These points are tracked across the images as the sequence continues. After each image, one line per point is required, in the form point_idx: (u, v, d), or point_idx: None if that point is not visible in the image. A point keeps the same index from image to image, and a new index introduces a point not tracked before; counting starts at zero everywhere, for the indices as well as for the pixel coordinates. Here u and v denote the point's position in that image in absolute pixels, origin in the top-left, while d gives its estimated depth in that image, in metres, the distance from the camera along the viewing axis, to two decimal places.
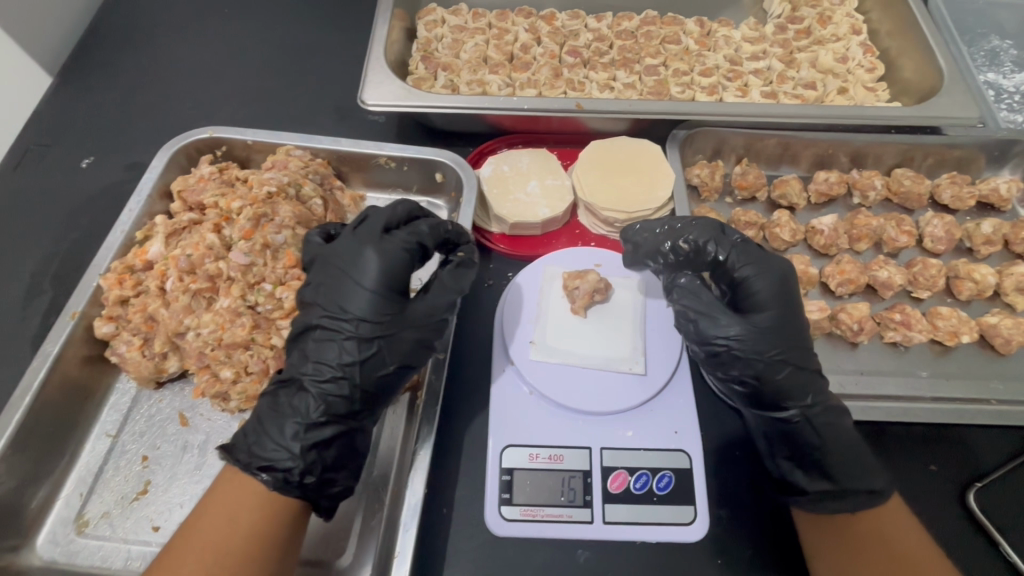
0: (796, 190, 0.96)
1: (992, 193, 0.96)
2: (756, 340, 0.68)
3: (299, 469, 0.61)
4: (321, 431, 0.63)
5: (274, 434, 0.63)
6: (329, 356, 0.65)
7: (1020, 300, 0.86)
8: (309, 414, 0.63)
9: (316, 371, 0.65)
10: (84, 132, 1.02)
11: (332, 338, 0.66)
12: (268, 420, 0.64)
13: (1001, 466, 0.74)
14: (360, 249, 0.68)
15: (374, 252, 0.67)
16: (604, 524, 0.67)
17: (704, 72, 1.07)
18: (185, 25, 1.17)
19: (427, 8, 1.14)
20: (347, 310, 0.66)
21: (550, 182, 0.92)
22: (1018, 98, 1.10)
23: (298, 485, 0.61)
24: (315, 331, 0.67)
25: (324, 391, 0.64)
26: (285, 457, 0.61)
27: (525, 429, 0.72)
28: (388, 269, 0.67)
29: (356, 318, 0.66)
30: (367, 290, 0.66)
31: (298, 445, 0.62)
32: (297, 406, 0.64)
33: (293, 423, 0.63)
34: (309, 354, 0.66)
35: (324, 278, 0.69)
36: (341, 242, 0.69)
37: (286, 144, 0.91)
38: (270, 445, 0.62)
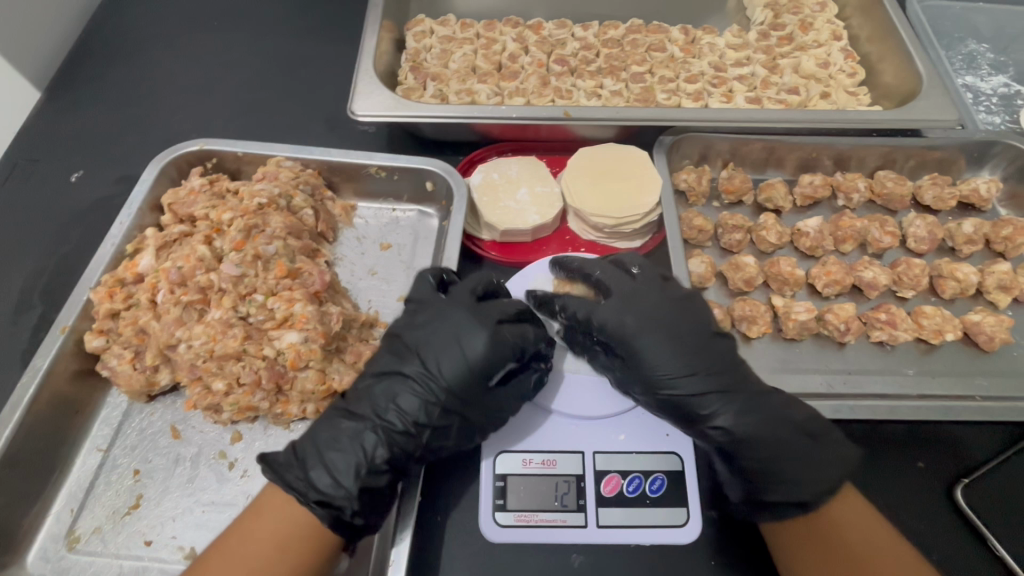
0: (782, 193, 0.97)
1: (973, 193, 0.98)
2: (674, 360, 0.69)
3: (351, 509, 0.61)
4: (378, 477, 0.63)
5: (333, 470, 0.62)
6: (409, 409, 0.65)
7: (1002, 298, 0.88)
8: (376, 460, 0.63)
9: (396, 422, 0.65)
10: (73, 146, 1.02)
11: (421, 396, 0.66)
12: (331, 453, 0.63)
13: (985, 463, 0.75)
14: (481, 325, 0.68)
15: (489, 334, 0.67)
16: (598, 527, 0.67)
17: (690, 78, 1.08)
18: (175, 38, 1.18)
19: (416, 20, 1.15)
20: (441, 372, 0.66)
21: (539, 189, 0.93)
22: (995, 101, 1.12)
23: (341, 526, 0.61)
24: (404, 380, 0.67)
25: (393, 440, 0.64)
26: (336, 494, 0.61)
27: (518, 434, 0.72)
28: (495, 353, 0.67)
29: (446, 386, 0.66)
30: (469, 362, 0.66)
31: (356, 487, 0.62)
32: (363, 444, 0.64)
33: (355, 464, 0.63)
34: (391, 396, 0.66)
35: (435, 335, 0.68)
36: (460, 306, 0.70)
37: (276, 155, 0.92)
38: (327, 479, 0.62)
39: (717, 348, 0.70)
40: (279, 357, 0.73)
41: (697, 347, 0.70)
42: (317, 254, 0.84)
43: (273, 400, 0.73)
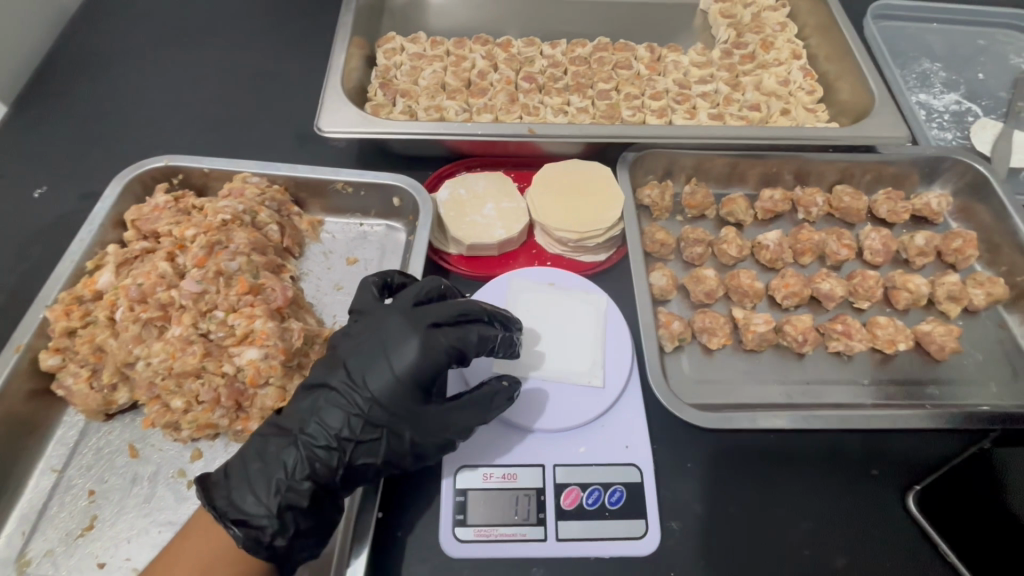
0: (743, 207, 0.99)
1: (925, 207, 1.01)
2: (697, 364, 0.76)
3: (272, 528, 0.61)
4: (301, 495, 0.62)
5: (255, 488, 0.62)
6: (331, 424, 0.64)
7: (953, 308, 0.91)
8: (298, 477, 0.62)
9: (319, 438, 0.64)
10: (37, 162, 1.01)
11: (341, 408, 0.64)
12: (256, 470, 0.63)
13: (933, 469, 0.76)
14: (408, 333, 0.65)
15: (416, 343, 0.64)
16: (558, 541, 0.67)
17: (654, 96, 1.11)
18: (145, 53, 1.18)
19: (387, 37, 1.17)
20: (365, 385, 0.64)
21: (505, 205, 0.94)
22: (947, 118, 1.17)
23: (265, 547, 0.60)
24: (329, 392, 0.66)
25: (313, 455, 0.63)
26: (258, 512, 0.61)
27: (482, 448, 0.73)
28: (421, 366, 0.64)
29: (370, 399, 0.64)
30: (396, 374, 0.64)
31: (276, 505, 0.61)
32: (285, 460, 0.63)
33: (278, 482, 0.62)
34: (317, 409, 0.65)
35: (364, 345, 0.66)
36: (394, 316, 0.67)
37: (242, 171, 0.92)
38: (247, 497, 0.62)
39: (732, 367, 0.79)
40: (239, 373, 0.73)
41: None
42: (281, 270, 0.85)
43: (232, 418, 0.73)
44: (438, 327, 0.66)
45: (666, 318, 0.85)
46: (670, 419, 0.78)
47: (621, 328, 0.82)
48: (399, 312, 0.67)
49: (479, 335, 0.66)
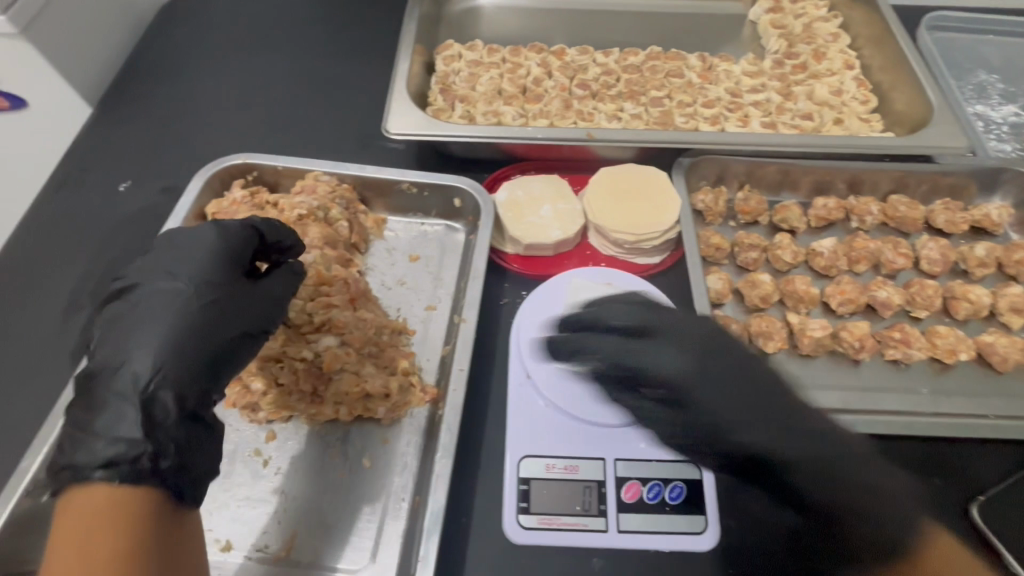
0: (797, 215, 1.00)
1: (984, 218, 1.01)
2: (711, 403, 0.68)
3: (150, 453, 0.56)
4: (163, 412, 0.60)
5: (109, 427, 0.57)
6: (168, 330, 0.64)
7: (1016, 319, 0.90)
8: (145, 393, 0.60)
9: (149, 353, 0.62)
10: (121, 159, 1.08)
11: (170, 310, 0.65)
12: (105, 417, 0.58)
13: (998, 482, 0.75)
14: (199, 230, 0.72)
15: (209, 231, 0.72)
16: (618, 532, 0.69)
17: (706, 104, 1.13)
18: (218, 58, 1.25)
19: (446, 45, 1.22)
20: (178, 282, 0.68)
21: (561, 206, 0.97)
22: (1006, 129, 1.16)
23: (138, 471, 0.55)
24: (154, 301, 0.66)
25: (167, 370, 0.61)
26: (114, 446, 0.56)
27: (544, 440, 0.75)
28: (215, 249, 0.71)
29: (185, 283, 0.68)
30: (200, 256, 0.70)
31: (135, 428, 0.57)
32: (132, 385, 0.60)
33: (144, 407, 0.59)
34: (151, 325, 0.64)
35: (158, 257, 0.70)
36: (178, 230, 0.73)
37: (313, 169, 0.97)
38: (115, 430, 0.57)
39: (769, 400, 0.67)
40: (317, 359, 0.79)
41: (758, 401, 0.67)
42: (350, 264, 0.90)
43: (308, 402, 0.79)
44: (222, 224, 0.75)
45: (723, 321, 0.87)
46: None
47: None
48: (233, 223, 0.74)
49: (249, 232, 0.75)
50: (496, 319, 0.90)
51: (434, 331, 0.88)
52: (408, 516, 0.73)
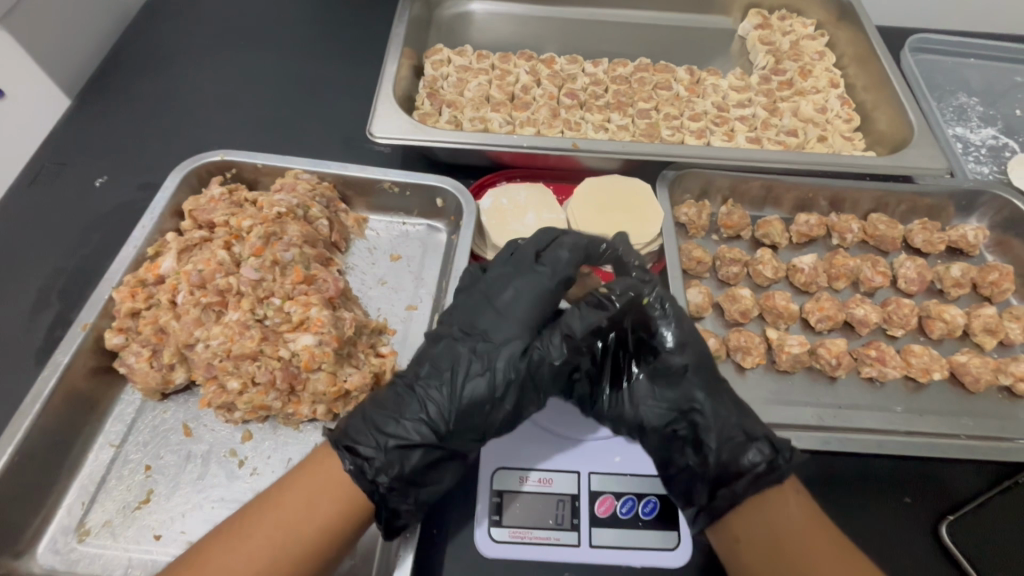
0: (779, 230, 1.01)
1: (961, 239, 1.02)
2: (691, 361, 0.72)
3: (376, 465, 0.64)
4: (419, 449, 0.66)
5: (376, 430, 0.66)
6: (464, 367, 0.69)
7: (988, 340, 0.91)
8: (411, 420, 0.66)
9: (432, 385, 0.69)
10: (99, 152, 1.06)
11: (468, 354, 0.70)
12: (375, 417, 0.67)
13: (969, 501, 0.76)
14: (512, 274, 0.76)
15: (524, 274, 0.75)
16: (591, 547, 0.69)
17: (693, 117, 1.14)
18: (203, 54, 1.23)
19: (435, 49, 1.21)
20: (489, 332, 0.72)
21: (546, 216, 0.96)
22: (984, 152, 1.18)
23: (370, 481, 0.63)
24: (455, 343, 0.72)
25: (428, 414, 0.67)
26: (371, 449, 0.65)
27: (517, 452, 0.74)
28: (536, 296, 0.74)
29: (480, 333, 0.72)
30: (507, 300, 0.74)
31: (393, 443, 0.65)
32: (410, 409, 0.67)
33: (398, 434, 0.65)
34: (441, 360, 0.70)
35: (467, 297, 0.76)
36: (497, 268, 0.77)
37: (294, 167, 0.95)
38: (382, 430, 0.66)
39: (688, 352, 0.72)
40: (294, 358, 0.76)
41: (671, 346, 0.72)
42: (330, 263, 0.88)
43: (285, 401, 0.76)
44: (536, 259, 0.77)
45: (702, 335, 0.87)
46: None
47: None
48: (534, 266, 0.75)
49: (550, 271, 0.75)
50: None
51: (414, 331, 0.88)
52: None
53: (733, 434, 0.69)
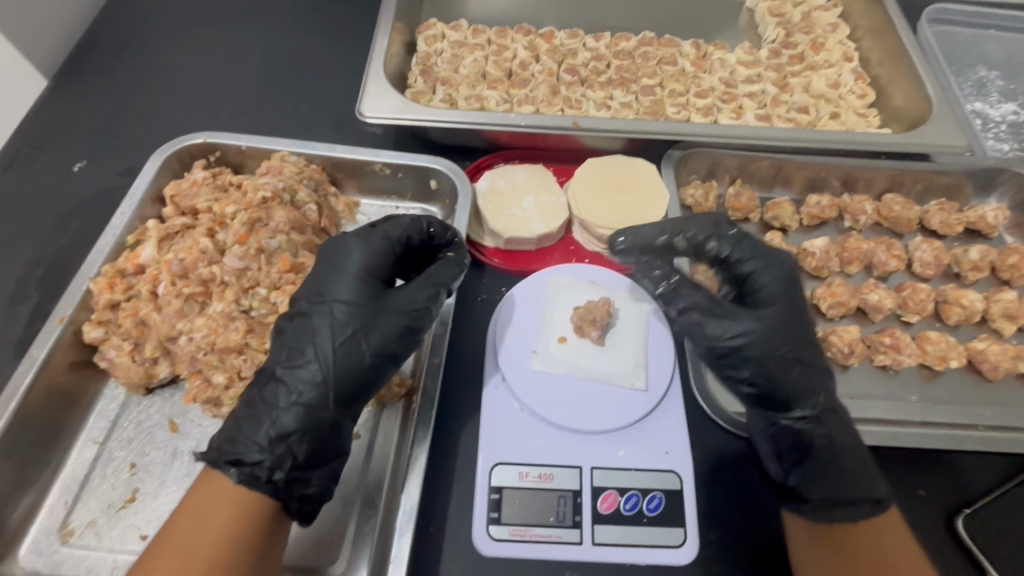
0: (789, 212, 0.96)
1: (979, 220, 0.98)
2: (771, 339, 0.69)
3: (268, 464, 0.60)
4: (301, 426, 0.62)
5: (247, 429, 0.62)
6: (304, 345, 0.65)
7: (1007, 326, 0.87)
8: (283, 407, 0.62)
9: (284, 370, 0.64)
10: (77, 136, 1.01)
11: (316, 325, 0.66)
12: (246, 417, 0.63)
13: (986, 494, 0.73)
14: (344, 248, 0.71)
15: (359, 246, 0.71)
16: (593, 545, 0.66)
17: (700, 94, 1.09)
18: (185, 31, 1.17)
19: (428, 23, 1.15)
20: (332, 300, 0.68)
21: (545, 199, 0.92)
22: (1004, 128, 1.13)
23: (267, 482, 0.60)
24: (300, 319, 0.67)
25: (297, 385, 0.63)
26: (256, 453, 0.60)
27: (516, 447, 0.71)
28: (370, 262, 0.70)
29: (333, 304, 0.67)
30: (353, 274, 0.69)
31: (268, 434, 0.61)
32: (270, 398, 0.63)
33: (281, 419, 0.62)
34: (296, 341, 0.66)
35: (312, 282, 0.70)
36: (330, 245, 0.72)
37: (280, 149, 0.91)
38: (257, 429, 0.61)
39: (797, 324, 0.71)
40: None
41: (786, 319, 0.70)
42: (319, 250, 0.84)
43: None
44: (371, 229, 0.73)
45: None
46: (706, 425, 0.76)
47: (664, 324, 0.81)
48: (372, 239, 0.71)
49: (388, 237, 0.73)
50: (473, 314, 0.85)
51: None
52: (381, 515, 0.67)
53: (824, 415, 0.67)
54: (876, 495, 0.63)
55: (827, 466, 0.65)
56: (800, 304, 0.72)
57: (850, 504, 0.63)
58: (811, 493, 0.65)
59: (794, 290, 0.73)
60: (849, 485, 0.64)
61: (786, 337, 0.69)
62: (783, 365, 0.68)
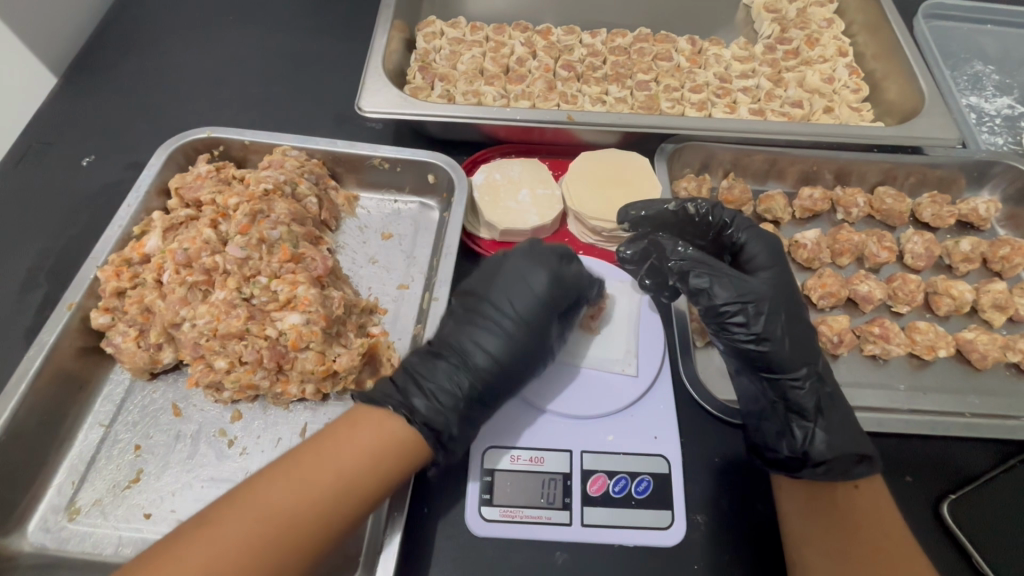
0: (781, 205, 0.98)
1: (972, 212, 0.98)
2: (771, 299, 0.69)
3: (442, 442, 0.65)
4: (449, 393, 0.66)
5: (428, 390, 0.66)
6: (487, 345, 0.70)
7: (997, 317, 0.88)
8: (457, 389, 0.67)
9: (477, 354, 0.69)
10: (85, 132, 1.04)
11: (482, 329, 0.72)
12: (429, 383, 0.66)
13: (973, 480, 0.74)
14: (531, 264, 0.75)
15: (543, 268, 0.74)
16: (582, 526, 0.68)
17: (694, 88, 1.10)
18: (190, 29, 1.20)
19: (427, 20, 1.17)
20: (501, 304, 0.73)
21: (540, 192, 0.94)
22: (998, 122, 1.13)
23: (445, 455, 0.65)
24: (470, 318, 0.73)
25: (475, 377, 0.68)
26: (427, 409, 0.64)
27: (508, 431, 0.73)
28: (554, 279, 0.73)
29: (507, 314, 0.72)
30: (534, 290, 0.73)
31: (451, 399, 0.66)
32: (455, 371, 0.68)
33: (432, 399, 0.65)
34: (489, 332, 0.71)
35: (492, 282, 0.75)
36: (511, 261, 0.76)
37: (282, 144, 0.93)
38: (412, 401, 0.64)
39: (788, 292, 0.72)
40: (280, 338, 0.75)
41: (779, 287, 0.71)
42: (319, 242, 0.86)
43: (273, 380, 0.75)
44: (563, 257, 0.76)
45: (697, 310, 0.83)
46: (697, 414, 0.77)
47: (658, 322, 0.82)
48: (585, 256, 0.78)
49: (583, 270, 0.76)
50: None
51: (405, 311, 0.86)
52: None
53: (820, 386, 0.69)
54: (868, 454, 0.65)
55: (821, 423, 0.67)
56: (788, 274, 0.74)
57: (847, 463, 0.64)
58: (814, 453, 0.66)
59: (782, 259, 0.75)
60: (849, 444, 0.66)
61: (777, 302, 0.70)
62: (781, 330, 0.68)
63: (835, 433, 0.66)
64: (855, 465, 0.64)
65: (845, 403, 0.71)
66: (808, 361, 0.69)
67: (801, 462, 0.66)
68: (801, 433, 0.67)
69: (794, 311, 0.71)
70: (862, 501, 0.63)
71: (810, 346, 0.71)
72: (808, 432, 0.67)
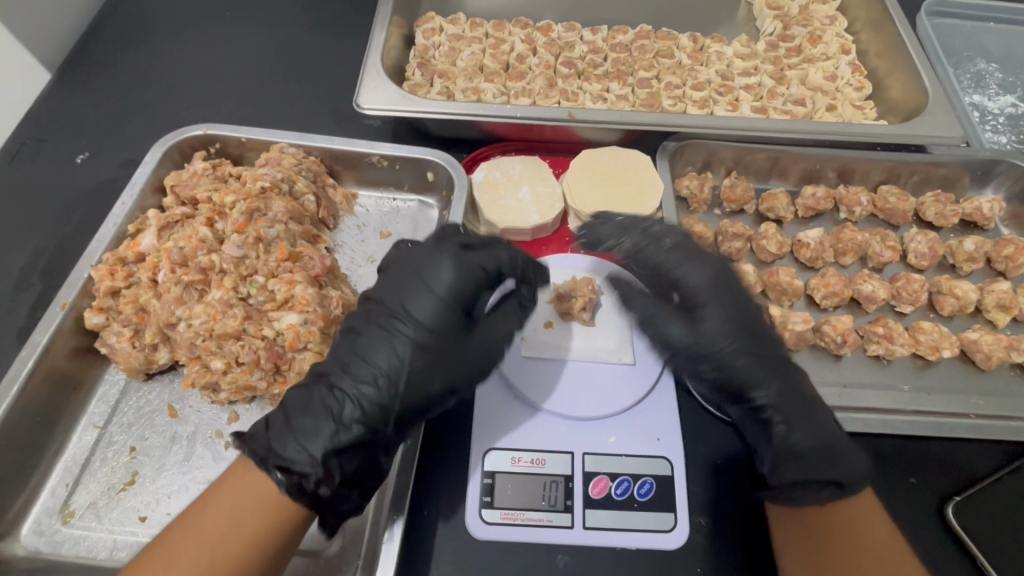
0: (784, 204, 0.97)
1: (975, 212, 0.98)
2: (709, 338, 0.72)
3: (315, 477, 0.58)
4: (320, 432, 0.60)
5: (302, 434, 0.60)
6: (382, 364, 0.65)
7: (1001, 317, 0.88)
8: (344, 423, 0.61)
9: (368, 375, 0.64)
10: (79, 129, 1.02)
11: (385, 338, 0.66)
12: (301, 423, 0.61)
13: (978, 482, 0.74)
14: (436, 258, 0.69)
15: (449, 263, 0.68)
16: (584, 529, 0.67)
17: (696, 86, 1.09)
18: (186, 25, 1.18)
19: (426, 17, 1.16)
20: (411, 315, 0.67)
21: (540, 190, 0.92)
22: (1002, 121, 1.13)
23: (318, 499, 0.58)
24: (363, 332, 0.67)
25: (362, 402, 0.63)
26: (307, 464, 0.59)
27: (509, 433, 0.72)
28: (458, 284, 0.68)
29: (416, 322, 0.66)
30: (438, 295, 0.68)
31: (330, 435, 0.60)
32: (341, 409, 0.62)
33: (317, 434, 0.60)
34: (376, 348, 0.66)
35: (397, 282, 0.69)
36: (420, 250, 0.71)
37: (279, 141, 0.92)
38: (284, 450, 0.59)
39: (733, 322, 0.72)
40: (279, 337, 0.74)
41: (721, 321, 0.72)
42: (317, 240, 0.85)
43: (271, 381, 0.74)
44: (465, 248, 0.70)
45: None
46: (698, 415, 0.77)
47: None
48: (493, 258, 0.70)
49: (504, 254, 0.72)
50: None
51: None
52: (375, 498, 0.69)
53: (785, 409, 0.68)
54: (847, 473, 0.63)
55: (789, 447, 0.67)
56: (733, 299, 0.73)
57: (825, 483, 0.63)
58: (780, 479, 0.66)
59: (726, 281, 0.73)
60: (823, 464, 0.64)
61: (717, 337, 0.71)
62: (739, 351, 0.70)
63: (810, 453, 0.65)
64: (845, 480, 0.62)
65: (830, 416, 0.68)
66: (763, 388, 0.69)
67: (786, 487, 0.65)
68: (766, 462, 0.68)
69: (738, 341, 0.71)
70: (848, 511, 0.63)
71: (771, 368, 0.70)
72: (772, 459, 0.67)
